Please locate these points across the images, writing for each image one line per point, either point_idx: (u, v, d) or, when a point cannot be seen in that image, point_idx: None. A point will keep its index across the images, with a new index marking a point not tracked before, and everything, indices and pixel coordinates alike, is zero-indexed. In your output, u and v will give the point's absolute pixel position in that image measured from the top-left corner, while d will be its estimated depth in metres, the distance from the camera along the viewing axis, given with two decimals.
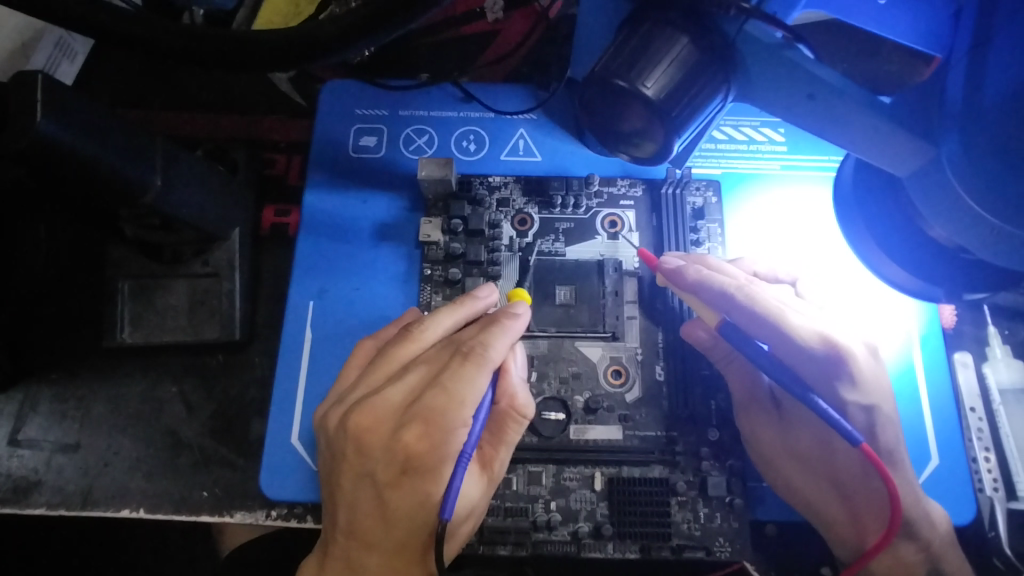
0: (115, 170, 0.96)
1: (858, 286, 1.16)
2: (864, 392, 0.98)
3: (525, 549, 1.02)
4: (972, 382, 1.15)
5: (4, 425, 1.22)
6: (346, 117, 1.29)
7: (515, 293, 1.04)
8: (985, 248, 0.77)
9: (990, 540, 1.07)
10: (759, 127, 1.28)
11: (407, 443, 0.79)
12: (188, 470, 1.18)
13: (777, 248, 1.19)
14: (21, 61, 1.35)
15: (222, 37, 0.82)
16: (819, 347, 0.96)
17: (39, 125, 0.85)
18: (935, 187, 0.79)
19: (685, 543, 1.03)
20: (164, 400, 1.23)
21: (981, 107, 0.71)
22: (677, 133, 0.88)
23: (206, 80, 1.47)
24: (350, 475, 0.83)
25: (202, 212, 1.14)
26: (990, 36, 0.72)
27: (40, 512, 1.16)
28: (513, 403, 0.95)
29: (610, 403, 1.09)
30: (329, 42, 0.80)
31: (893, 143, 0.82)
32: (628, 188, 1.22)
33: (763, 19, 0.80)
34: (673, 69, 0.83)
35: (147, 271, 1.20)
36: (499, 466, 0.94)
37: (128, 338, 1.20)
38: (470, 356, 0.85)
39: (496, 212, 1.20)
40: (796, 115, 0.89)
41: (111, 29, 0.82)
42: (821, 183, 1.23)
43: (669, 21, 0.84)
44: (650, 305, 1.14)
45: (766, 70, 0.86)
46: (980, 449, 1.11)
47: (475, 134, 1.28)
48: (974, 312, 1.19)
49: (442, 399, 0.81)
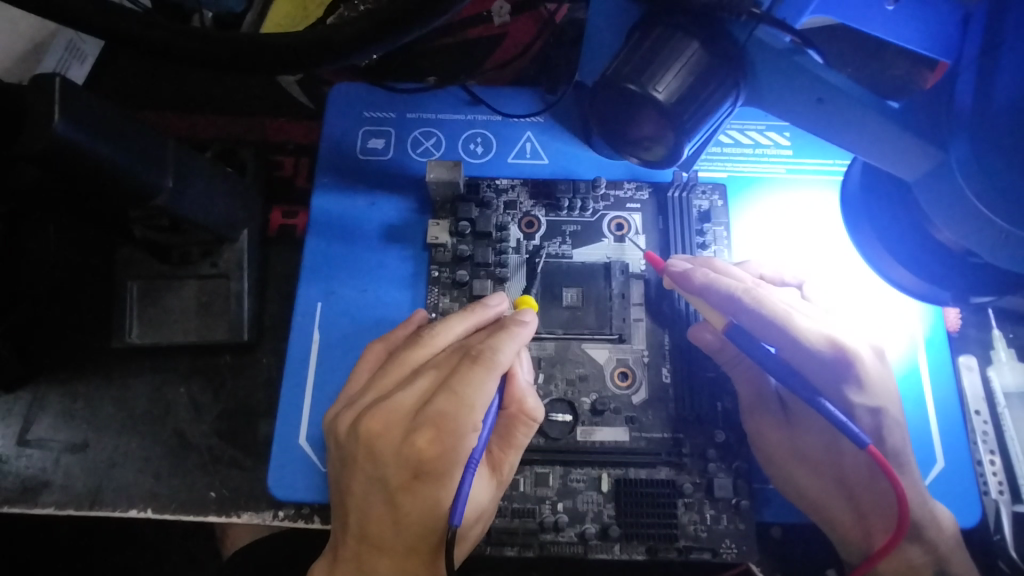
0: (127, 172, 0.97)
1: (863, 289, 1.16)
2: (872, 394, 0.98)
3: (532, 550, 1.02)
4: (977, 385, 1.15)
5: (12, 424, 1.23)
6: (354, 119, 1.30)
7: (521, 301, 1.07)
8: (993, 253, 0.78)
9: (996, 543, 1.07)
10: (765, 131, 1.28)
11: (419, 448, 0.79)
12: (195, 470, 1.19)
13: (783, 251, 1.19)
14: (32, 63, 1.38)
15: (235, 41, 0.83)
16: (827, 350, 0.97)
17: (57, 128, 0.86)
18: (946, 193, 0.79)
19: (692, 544, 1.03)
20: (171, 401, 1.24)
21: (991, 112, 0.71)
22: (686, 136, 0.89)
23: (214, 82, 1.48)
24: (361, 479, 0.83)
25: (212, 213, 1.14)
26: (1001, 41, 0.72)
27: (48, 511, 1.17)
28: (522, 408, 0.95)
29: (617, 404, 1.09)
30: (343, 48, 0.81)
31: (901, 149, 0.83)
32: (635, 191, 1.23)
33: (774, 25, 0.81)
34: (684, 74, 0.83)
35: (156, 272, 1.20)
36: (508, 469, 0.95)
37: (136, 338, 1.20)
38: (479, 360, 0.85)
39: (503, 214, 1.21)
40: (808, 121, 0.90)
41: (127, 33, 0.82)
42: (825, 186, 1.24)
43: (680, 27, 0.84)
44: (656, 307, 1.15)
45: (775, 74, 0.87)
46: (985, 452, 1.11)
47: (482, 137, 1.29)
48: (979, 315, 1.20)
49: (452, 404, 0.81)
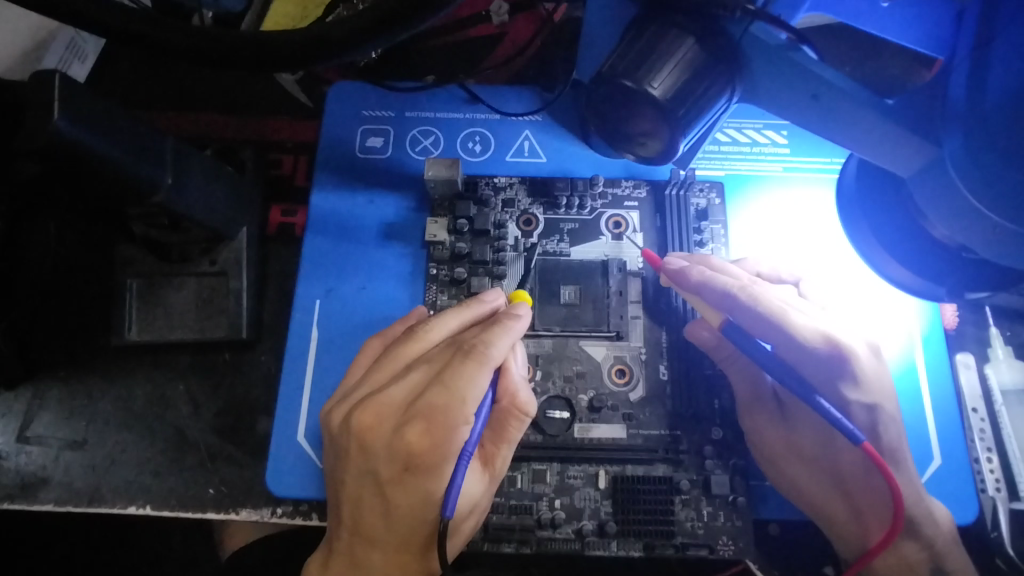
0: (128, 169, 0.98)
1: (859, 286, 1.17)
2: (866, 391, 0.98)
3: (529, 546, 1.02)
4: (974, 383, 1.15)
5: (12, 421, 1.23)
6: (353, 117, 1.30)
7: (516, 296, 1.06)
8: (985, 248, 0.78)
9: (993, 540, 1.07)
10: (762, 129, 1.29)
11: (410, 441, 0.79)
12: (194, 468, 1.19)
13: (779, 249, 1.20)
14: (32, 62, 1.39)
15: (233, 37, 0.83)
16: (821, 346, 0.97)
17: (56, 124, 0.87)
18: (939, 186, 0.79)
19: (688, 541, 1.03)
20: (171, 398, 1.24)
21: (983, 107, 0.72)
22: (682, 133, 0.89)
23: (214, 81, 1.48)
24: (354, 471, 0.83)
25: (212, 211, 1.15)
26: (992, 37, 0.73)
27: (48, 508, 1.17)
28: (515, 401, 0.95)
29: (614, 402, 1.10)
30: (340, 45, 0.81)
31: (894, 143, 0.83)
32: (633, 189, 1.23)
33: (769, 22, 0.81)
34: (679, 71, 0.84)
35: (155, 269, 1.21)
36: (501, 463, 0.95)
37: (135, 336, 1.21)
38: (472, 354, 0.85)
39: (501, 212, 1.21)
40: (802, 116, 0.90)
41: (126, 30, 0.83)
42: (822, 185, 1.24)
43: (676, 24, 0.85)
44: (654, 304, 1.15)
45: (771, 72, 0.87)
46: (982, 449, 1.11)
47: (480, 135, 1.29)
48: (976, 313, 1.20)
49: (443, 397, 0.81)
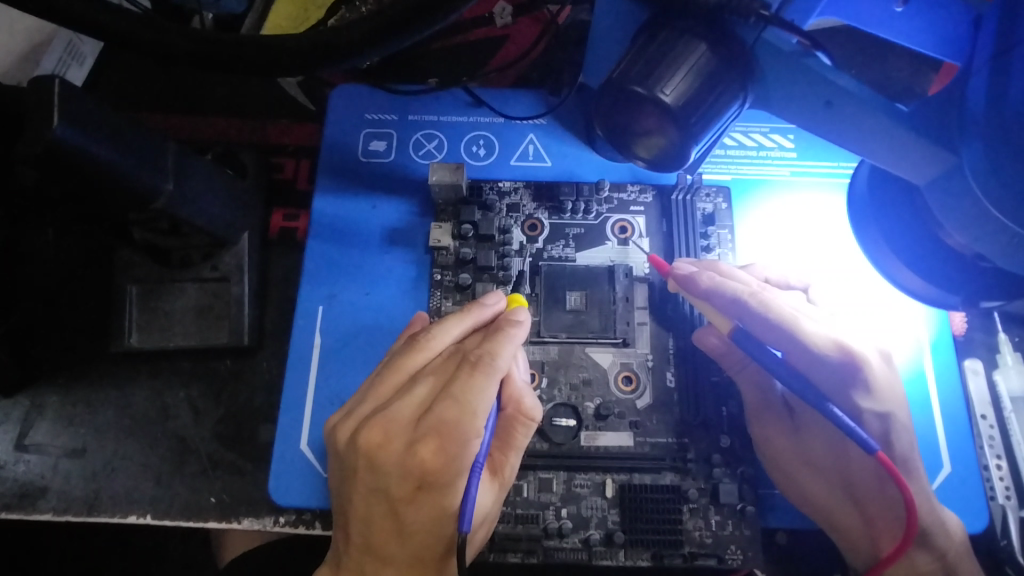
0: (129, 175, 0.96)
1: (867, 291, 1.16)
2: (879, 400, 0.97)
3: (536, 556, 1.01)
4: (983, 389, 1.14)
5: (10, 429, 1.21)
6: (356, 121, 1.29)
7: (511, 300, 1.03)
8: (1003, 257, 0.77)
9: (1003, 548, 1.06)
10: (769, 133, 1.28)
11: (423, 458, 0.78)
12: (195, 476, 1.18)
13: (787, 253, 1.19)
14: (31, 65, 1.39)
15: (233, 42, 0.81)
16: (833, 354, 0.96)
17: (56, 131, 0.85)
18: (959, 195, 0.78)
19: (696, 551, 1.02)
20: (172, 405, 1.23)
21: (1002, 117, 0.70)
22: (692, 139, 0.88)
23: (213, 84, 1.47)
24: (363, 490, 0.82)
25: (213, 217, 1.13)
26: (1013, 45, 0.71)
27: (46, 517, 1.15)
28: (520, 408, 0.95)
29: (620, 409, 1.08)
30: (346, 49, 0.80)
31: (914, 150, 0.82)
32: (639, 194, 1.22)
33: (783, 27, 0.80)
34: (691, 77, 0.83)
35: (156, 275, 1.19)
36: (509, 471, 0.94)
37: (136, 343, 1.19)
38: (478, 366, 0.85)
39: (506, 217, 1.20)
40: (816, 122, 0.89)
41: (126, 34, 0.81)
42: (828, 189, 1.23)
43: (688, 29, 0.83)
44: (661, 309, 1.14)
45: (784, 78, 0.86)
46: (991, 456, 1.10)
47: (484, 140, 1.28)
48: (984, 319, 1.19)
49: (454, 411, 0.81)
